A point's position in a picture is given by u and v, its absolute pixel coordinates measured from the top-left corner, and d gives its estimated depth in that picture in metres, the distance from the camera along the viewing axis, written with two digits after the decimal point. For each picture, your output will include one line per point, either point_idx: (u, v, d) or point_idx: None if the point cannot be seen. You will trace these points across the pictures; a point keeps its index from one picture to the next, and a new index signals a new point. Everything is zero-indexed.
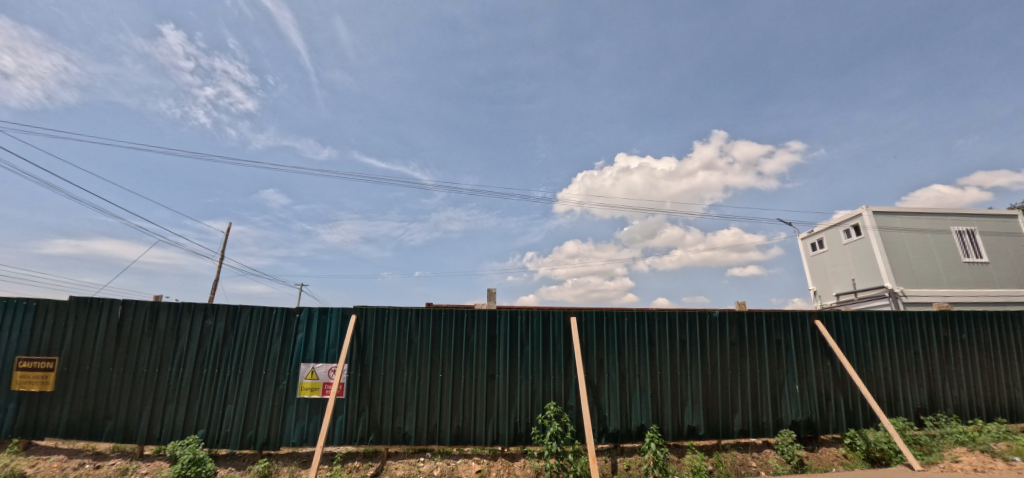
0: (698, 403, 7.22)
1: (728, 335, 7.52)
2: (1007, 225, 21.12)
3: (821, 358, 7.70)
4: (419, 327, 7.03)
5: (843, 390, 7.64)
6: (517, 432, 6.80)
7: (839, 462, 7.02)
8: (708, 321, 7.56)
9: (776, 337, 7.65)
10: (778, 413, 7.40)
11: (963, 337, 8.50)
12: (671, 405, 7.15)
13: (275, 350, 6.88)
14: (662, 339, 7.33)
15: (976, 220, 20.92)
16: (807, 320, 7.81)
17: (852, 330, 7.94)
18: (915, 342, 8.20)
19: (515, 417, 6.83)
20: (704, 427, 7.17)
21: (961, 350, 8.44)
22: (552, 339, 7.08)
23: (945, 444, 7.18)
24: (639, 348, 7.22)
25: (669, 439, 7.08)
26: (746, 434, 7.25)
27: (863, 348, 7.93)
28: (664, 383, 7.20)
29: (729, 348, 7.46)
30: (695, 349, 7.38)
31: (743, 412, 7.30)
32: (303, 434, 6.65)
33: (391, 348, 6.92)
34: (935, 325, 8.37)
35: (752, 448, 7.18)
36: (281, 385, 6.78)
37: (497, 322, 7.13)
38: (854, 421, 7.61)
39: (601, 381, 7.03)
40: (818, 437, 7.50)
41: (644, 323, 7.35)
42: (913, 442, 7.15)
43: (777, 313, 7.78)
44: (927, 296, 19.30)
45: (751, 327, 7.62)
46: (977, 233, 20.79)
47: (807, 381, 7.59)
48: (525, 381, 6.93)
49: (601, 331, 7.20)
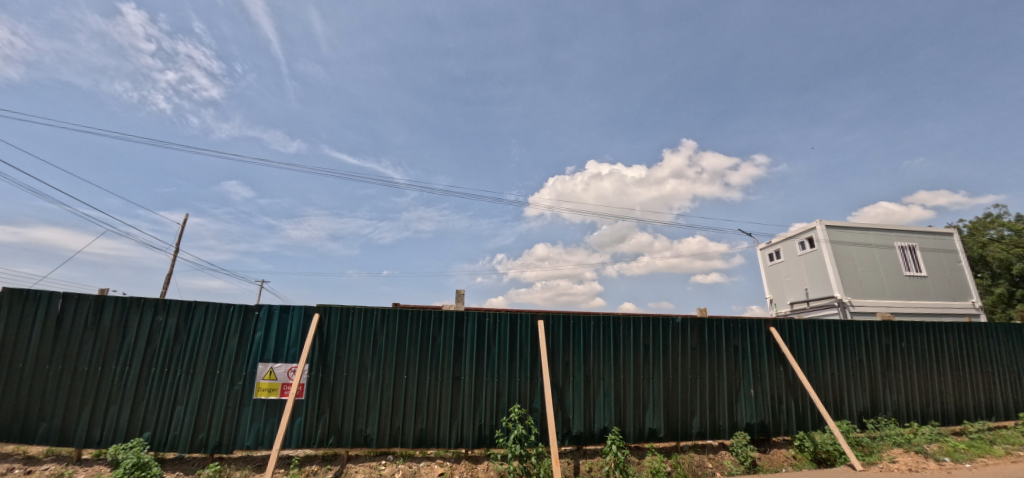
0: (659, 406, 7.40)
1: (689, 341, 7.75)
2: (943, 242, 22.73)
3: (774, 363, 8.07)
4: (384, 327, 6.91)
5: (794, 394, 8.02)
6: (481, 434, 6.79)
7: (788, 464, 7.35)
8: (672, 327, 7.74)
9: (734, 342, 7.95)
10: (734, 416, 7.69)
11: (903, 345, 9.07)
12: (634, 408, 7.30)
13: (231, 349, 6.61)
14: (626, 343, 7.47)
15: (917, 237, 22.43)
16: (763, 327, 8.17)
17: (803, 336, 8.36)
18: (860, 349, 8.70)
19: (479, 419, 6.82)
20: (665, 429, 7.35)
21: (901, 358, 9.00)
22: (519, 341, 7.11)
23: (884, 446, 7.63)
24: (604, 352, 7.34)
25: (630, 441, 7.22)
26: (703, 436, 7.50)
27: (813, 355, 8.34)
28: (627, 386, 7.34)
29: (689, 354, 7.70)
30: (658, 354, 7.57)
31: (701, 414, 7.54)
32: (258, 437, 6.41)
33: (355, 348, 6.78)
34: (878, 334, 8.91)
35: (709, 449, 7.44)
36: (236, 386, 6.51)
37: (464, 324, 7.08)
38: (803, 424, 8.01)
39: (566, 384, 7.10)
40: (769, 439, 7.85)
41: (610, 327, 7.47)
42: (856, 443, 7.55)
43: (736, 321, 8.07)
44: (872, 307, 20.49)
45: (710, 332, 7.89)
46: (917, 248, 22.26)
47: (762, 386, 7.92)
48: (491, 384, 6.93)
49: (567, 334, 7.26)
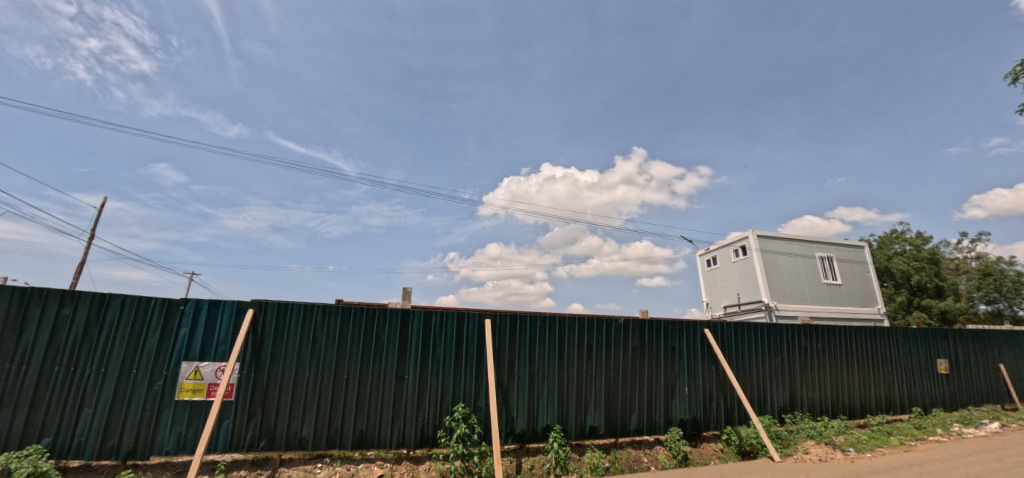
0: (600, 404, 7.63)
1: (630, 341, 8.05)
2: (856, 254, 25.11)
3: (707, 362, 8.57)
4: (325, 324, 6.63)
5: (723, 392, 8.56)
6: (423, 434, 6.69)
7: (716, 457, 7.83)
8: (615, 327, 8.01)
9: (671, 342, 8.35)
10: (669, 412, 8.08)
11: (818, 346, 9.92)
12: (576, 406, 7.48)
13: (150, 346, 6.09)
14: (571, 343, 7.64)
15: (834, 248, 24.63)
16: (698, 329, 8.64)
17: (733, 338, 8.93)
18: (782, 350, 9.41)
19: (422, 419, 6.72)
20: (605, 426, 7.59)
21: (817, 358, 9.83)
22: (465, 340, 7.08)
23: (800, 438, 8.31)
24: (549, 351, 7.46)
25: (572, 438, 7.38)
26: (640, 432, 7.82)
27: (742, 355, 8.93)
28: (570, 384, 7.51)
29: (630, 353, 8.00)
30: (601, 354, 7.80)
31: (639, 412, 7.86)
32: (179, 441, 5.97)
33: (292, 347, 6.46)
34: (797, 336, 9.69)
35: (645, 445, 7.76)
36: (155, 387, 6.01)
37: (410, 322, 6.95)
38: (731, 419, 8.56)
39: (511, 383, 7.15)
40: (700, 434, 8.31)
41: (556, 327, 7.61)
42: (776, 437, 8.17)
43: (674, 322, 8.48)
44: (794, 311, 22.26)
45: (650, 333, 8.24)
46: (834, 258, 24.43)
47: (695, 384, 8.37)
48: (435, 383, 6.85)
49: (514, 334, 7.32)
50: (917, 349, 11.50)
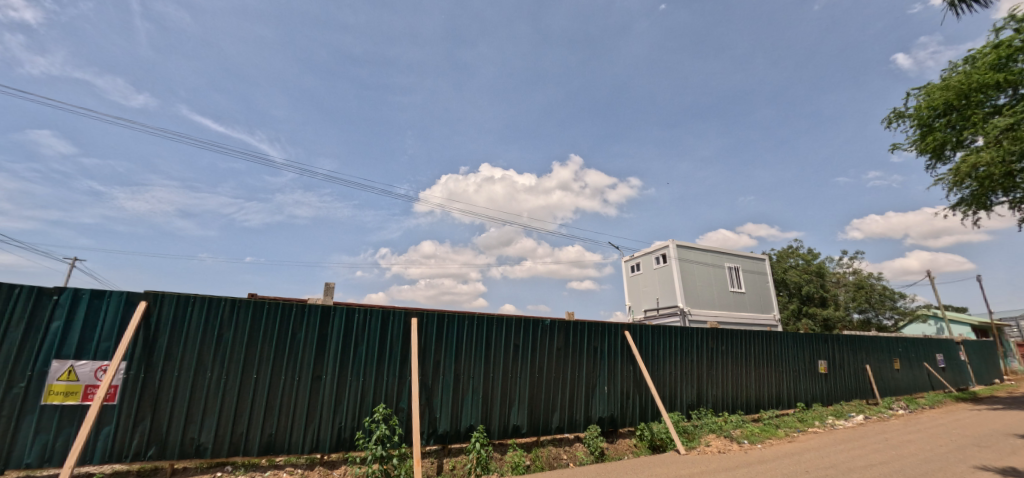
0: (524, 403, 7.75)
1: (555, 341, 8.27)
2: (758, 265, 27.83)
3: (626, 362, 9.03)
4: (233, 320, 6.10)
5: (639, 390, 9.07)
6: (340, 438, 6.38)
7: (630, 451, 8.27)
8: (541, 328, 8.18)
9: (594, 343, 8.70)
10: (589, 411, 8.40)
11: (723, 348, 10.84)
12: (500, 405, 7.53)
13: (9, 342, 5.21)
14: (498, 342, 7.69)
15: (741, 260, 27.10)
16: (619, 331, 9.08)
17: (650, 340, 9.49)
18: (692, 351, 10.17)
19: (339, 422, 6.40)
20: (527, 425, 7.72)
21: (721, 359, 10.74)
22: (390, 339, 6.86)
23: (703, 432, 9.03)
24: (475, 350, 7.45)
25: (495, 438, 7.41)
26: (561, 430, 8.06)
27: (657, 356, 9.53)
28: (495, 384, 7.55)
29: (555, 353, 8.22)
30: (527, 354, 7.93)
31: (561, 410, 8.09)
32: (44, 452, 5.18)
33: (192, 344, 5.86)
34: (706, 339, 10.52)
35: (565, 442, 8.01)
36: (13, 389, 5.14)
37: (330, 319, 6.60)
38: (645, 416, 9.09)
39: (435, 383, 7.03)
40: (617, 431, 8.74)
41: (483, 327, 7.62)
42: (683, 431, 8.81)
43: (597, 324, 8.86)
44: (704, 316, 24.19)
45: (574, 334, 8.52)
46: (741, 269, 26.89)
47: (614, 383, 8.79)
48: (355, 383, 6.56)
49: (440, 333, 7.22)
50: (804, 351, 12.97)
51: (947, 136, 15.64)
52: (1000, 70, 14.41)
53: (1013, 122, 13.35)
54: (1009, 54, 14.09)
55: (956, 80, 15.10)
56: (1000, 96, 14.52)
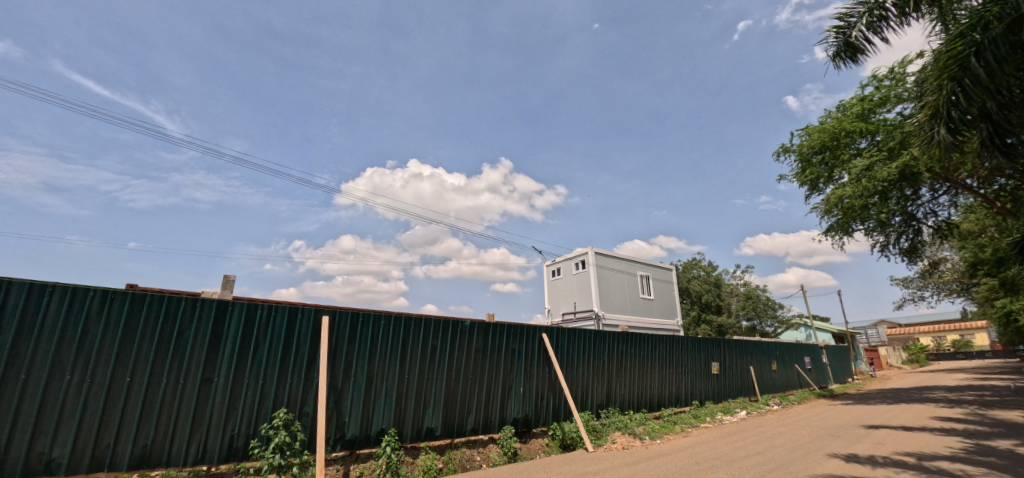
0: (439, 406, 7.60)
1: (474, 343, 8.26)
2: (666, 274, 30.11)
3: (542, 364, 9.27)
4: (103, 313, 5.20)
5: (553, 391, 9.36)
6: (231, 447, 5.78)
7: (542, 451, 8.45)
8: (460, 329, 8.12)
9: (512, 345, 8.82)
10: (504, 412, 8.48)
11: (631, 351, 11.54)
12: (414, 408, 7.32)
13: None
14: (415, 343, 7.48)
15: (651, 268, 29.13)
16: (537, 333, 9.31)
17: (566, 342, 9.83)
18: (604, 353, 10.70)
19: (232, 429, 5.80)
20: (441, 428, 7.58)
21: (630, 361, 11.42)
22: (296, 338, 6.39)
23: (610, 430, 9.53)
24: (391, 351, 7.18)
25: (407, 442, 7.19)
26: (476, 432, 8.03)
27: (571, 357, 9.89)
28: (410, 386, 7.33)
29: (473, 355, 8.20)
30: (444, 355, 7.81)
31: (476, 412, 8.07)
32: None
33: (45, 340, 4.86)
34: (617, 342, 11.13)
35: (479, 444, 8.01)
36: None
37: (227, 316, 5.96)
38: (558, 416, 9.37)
39: (345, 386, 6.64)
40: (530, 431, 8.90)
41: (401, 327, 7.37)
42: (592, 430, 9.22)
43: (516, 326, 8.99)
44: (616, 320, 25.63)
45: (493, 335, 8.57)
46: (651, 277, 28.91)
47: (529, 384, 8.97)
48: (253, 387, 5.99)
49: (354, 333, 6.86)
50: (700, 354, 14.22)
51: (822, 171, 18.11)
52: (864, 120, 16.93)
53: (869, 164, 15.84)
54: (870, 107, 16.63)
55: (830, 124, 17.54)
56: (862, 141, 17.09)
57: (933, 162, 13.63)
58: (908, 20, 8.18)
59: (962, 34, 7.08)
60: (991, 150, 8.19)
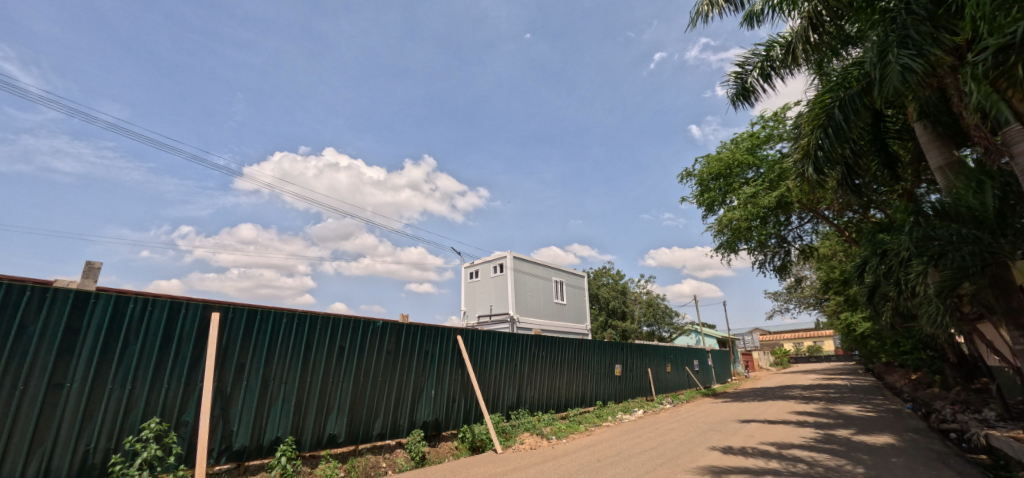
0: (343, 411, 7.18)
1: (386, 344, 7.95)
2: (578, 280, 31.55)
3: (455, 366, 9.21)
4: None
5: (465, 393, 9.33)
6: (83, 466, 4.84)
7: (451, 454, 8.36)
8: (371, 330, 7.77)
9: (425, 347, 8.64)
10: (413, 415, 8.25)
11: (543, 353, 11.90)
12: (316, 413, 6.83)
13: None
14: (321, 344, 7.00)
15: (565, 274, 30.35)
16: (452, 335, 9.25)
17: (480, 344, 9.87)
18: (516, 356, 10.91)
19: (86, 444, 4.86)
20: (345, 434, 7.17)
21: (541, 363, 11.76)
22: (177, 337, 5.61)
23: (519, 431, 9.70)
24: (292, 353, 6.62)
25: (305, 450, 6.67)
26: (382, 437, 7.72)
27: (485, 359, 9.94)
28: (312, 390, 6.83)
29: (384, 356, 7.88)
30: (353, 357, 7.41)
31: (384, 416, 7.76)
32: None
33: None
34: (529, 344, 11.42)
35: (385, 449, 7.71)
36: None
37: (86, 309, 4.98)
38: (468, 418, 9.35)
39: (235, 391, 5.97)
40: (440, 434, 8.76)
41: (305, 326, 6.85)
42: (501, 431, 9.33)
43: (430, 327, 8.83)
44: (530, 324, 26.28)
45: (407, 337, 8.33)
46: (564, 283, 30.10)
47: (441, 386, 8.84)
48: (117, 393, 5.10)
49: (249, 332, 6.21)
50: (605, 357, 15.08)
51: (717, 196, 20.21)
52: (752, 154, 19.23)
53: (754, 192, 18.01)
54: (756, 143, 18.95)
55: (725, 155, 19.68)
56: (749, 173, 19.39)
57: (802, 194, 15.90)
58: (790, 72, 9.48)
59: (831, 89, 8.37)
60: (844, 189, 9.77)
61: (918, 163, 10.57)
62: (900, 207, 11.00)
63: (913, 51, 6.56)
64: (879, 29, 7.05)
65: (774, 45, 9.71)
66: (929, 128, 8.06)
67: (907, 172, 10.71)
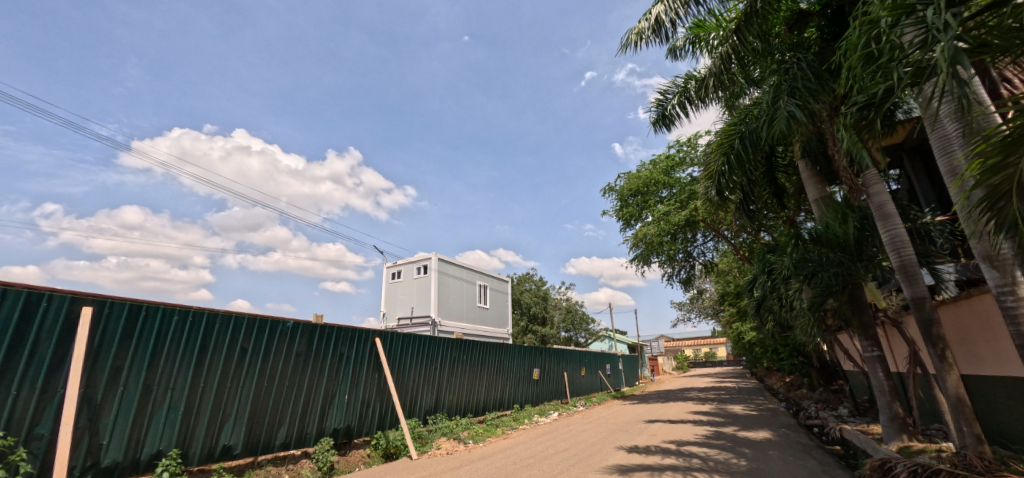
0: (242, 419, 6.56)
1: (296, 346, 7.42)
2: (502, 285, 31.92)
3: (372, 370, 8.86)
4: None
5: (381, 397, 8.99)
6: None
7: (362, 462, 7.97)
8: (280, 331, 7.22)
9: (340, 349, 8.20)
10: (323, 422, 7.77)
11: (463, 357, 11.85)
12: (209, 422, 6.16)
13: None
14: (219, 345, 6.34)
15: (490, 279, 30.55)
16: (370, 337, 8.89)
17: (399, 347, 9.59)
18: (436, 359, 10.75)
19: None
20: (242, 445, 6.54)
21: (461, 367, 11.70)
22: (34, 335, 4.70)
23: (436, 436, 9.54)
24: (184, 355, 5.92)
25: (193, 465, 5.97)
26: (286, 447, 7.16)
27: (404, 363, 9.68)
28: (206, 397, 6.15)
29: (293, 359, 7.35)
30: (256, 360, 6.81)
31: (289, 424, 7.22)
32: None
33: None
34: (450, 348, 11.33)
35: (289, 460, 7.15)
36: None
37: None
38: (383, 424, 9.01)
39: (108, 398, 5.16)
40: (351, 442, 8.33)
41: (201, 326, 6.17)
42: (417, 437, 9.11)
43: (347, 329, 8.41)
44: (452, 327, 26.03)
45: (320, 338, 7.85)
46: (488, 287, 30.26)
47: (356, 391, 8.44)
48: None
49: (131, 330, 5.43)
50: (525, 361, 15.39)
51: (634, 212, 21.60)
52: (666, 175, 20.85)
53: (667, 210, 19.52)
54: (671, 165, 20.58)
55: (643, 174, 21.13)
56: (663, 192, 20.98)
57: (706, 214, 17.53)
58: (703, 105, 10.46)
59: (736, 123, 9.35)
60: (741, 213, 10.94)
61: (799, 194, 12.16)
62: (784, 232, 12.55)
63: (800, 99, 7.54)
64: (775, 77, 7.95)
65: (691, 78, 10.66)
66: (810, 165, 9.32)
67: (790, 202, 12.28)
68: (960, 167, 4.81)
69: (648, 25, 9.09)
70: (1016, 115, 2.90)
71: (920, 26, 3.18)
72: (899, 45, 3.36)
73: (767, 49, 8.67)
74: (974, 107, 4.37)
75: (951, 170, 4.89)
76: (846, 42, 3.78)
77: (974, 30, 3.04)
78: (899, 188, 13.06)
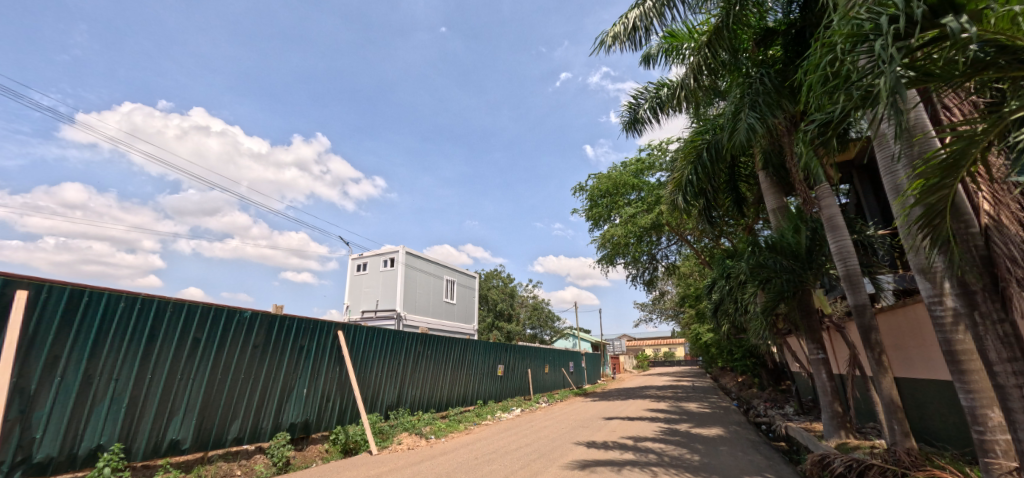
0: (192, 412, 6.28)
1: (253, 338, 7.17)
2: (469, 281, 31.82)
3: (333, 363, 8.68)
4: None
5: (342, 391, 8.82)
6: None
7: (319, 457, 7.80)
8: (237, 321, 6.95)
9: (301, 342, 7.98)
10: (279, 416, 7.55)
11: (428, 352, 11.75)
12: (155, 415, 5.86)
13: None
14: (170, 335, 6.05)
15: (457, 274, 30.40)
16: (332, 330, 8.70)
17: (362, 341, 9.42)
18: (400, 354, 10.62)
19: None
20: (191, 440, 6.27)
21: (425, 362, 11.60)
22: None
23: (397, 431, 9.45)
24: (131, 344, 5.61)
25: (136, 460, 5.66)
26: (238, 442, 6.91)
27: (366, 357, 9.51)
28: (153, 389, 5.85)
29: (249, 351, 7.10)
30: (210, 351, 6.53)
31: (243, 419, 6.97)
32: None
33: None
34: (415, 343, 11.22)
35: (241, 456, 6.90)
36: None
37: None
38: (342, 419, 8.83)
39: (43, 389, 4.83)
40: (308, 437, 8.12)
41: (150, 314, 5.85)
42: (378, 432, 8.99)
43: (308, 321, 8.20)
44: (417, 321, 25.73)
45: (280, 330, 7.62)
46: (455, 282, 30.08)
47: (315, 385, 8.23)
48: None
49: (72, 317, 5.09)
50: (489, 357, 15.41)
51: (603, 212, 21.98)
52: (635, 178, 21.33)
53: (635, 212, 19.97)
54: (640, 169, 21.05)
55: (614, 175, 21.52)
56: (631, 194, 21.44)
57: (671, 218, 18.07)
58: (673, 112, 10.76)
59: (703, 131, 9.67)
60: (703, 219, 11.33)
61: (758, 203, 12.73)
62: (742, 239, 13.12)
63: (762, 111, 7.88)
64: (739, 90, 8.35)
65: (662, 86, 10.93)
66: (770, 176, 9.76)
67: (750, 210, 12.83)
68: (902, 185, 5.17)
69: (623, 29, 9.25)
70: (954, 141, 3.14)
71: (873, 55, 3.41)
72: (854, 69, 3.57)
73: (735, 62, 9.00)
74: (917, 129, 4.73)
75: (894, 188, 5.25)
76: (809, 62, 3.97)
77: (921, 60, 3.28)
78: (849, 202, 13.89)
